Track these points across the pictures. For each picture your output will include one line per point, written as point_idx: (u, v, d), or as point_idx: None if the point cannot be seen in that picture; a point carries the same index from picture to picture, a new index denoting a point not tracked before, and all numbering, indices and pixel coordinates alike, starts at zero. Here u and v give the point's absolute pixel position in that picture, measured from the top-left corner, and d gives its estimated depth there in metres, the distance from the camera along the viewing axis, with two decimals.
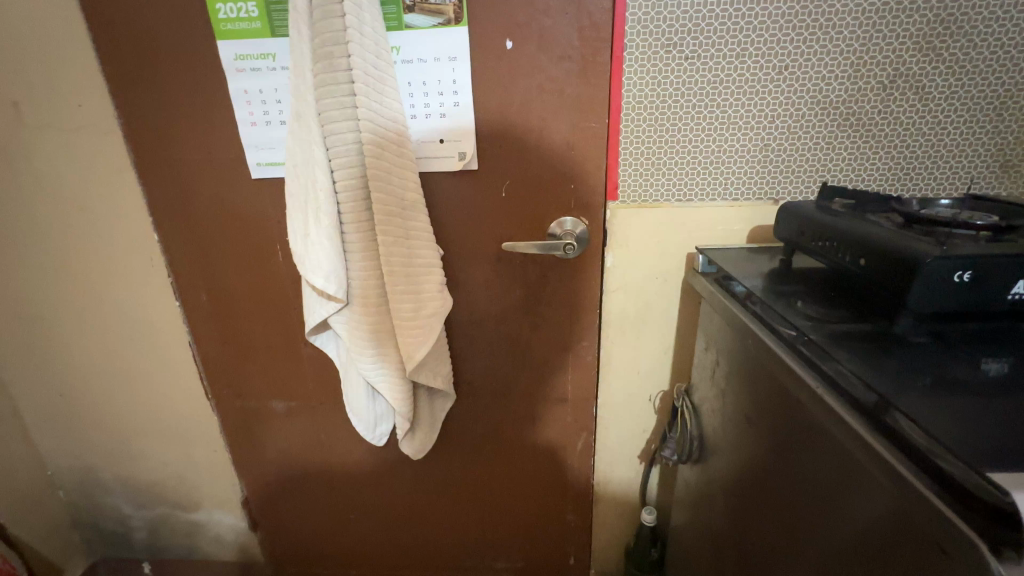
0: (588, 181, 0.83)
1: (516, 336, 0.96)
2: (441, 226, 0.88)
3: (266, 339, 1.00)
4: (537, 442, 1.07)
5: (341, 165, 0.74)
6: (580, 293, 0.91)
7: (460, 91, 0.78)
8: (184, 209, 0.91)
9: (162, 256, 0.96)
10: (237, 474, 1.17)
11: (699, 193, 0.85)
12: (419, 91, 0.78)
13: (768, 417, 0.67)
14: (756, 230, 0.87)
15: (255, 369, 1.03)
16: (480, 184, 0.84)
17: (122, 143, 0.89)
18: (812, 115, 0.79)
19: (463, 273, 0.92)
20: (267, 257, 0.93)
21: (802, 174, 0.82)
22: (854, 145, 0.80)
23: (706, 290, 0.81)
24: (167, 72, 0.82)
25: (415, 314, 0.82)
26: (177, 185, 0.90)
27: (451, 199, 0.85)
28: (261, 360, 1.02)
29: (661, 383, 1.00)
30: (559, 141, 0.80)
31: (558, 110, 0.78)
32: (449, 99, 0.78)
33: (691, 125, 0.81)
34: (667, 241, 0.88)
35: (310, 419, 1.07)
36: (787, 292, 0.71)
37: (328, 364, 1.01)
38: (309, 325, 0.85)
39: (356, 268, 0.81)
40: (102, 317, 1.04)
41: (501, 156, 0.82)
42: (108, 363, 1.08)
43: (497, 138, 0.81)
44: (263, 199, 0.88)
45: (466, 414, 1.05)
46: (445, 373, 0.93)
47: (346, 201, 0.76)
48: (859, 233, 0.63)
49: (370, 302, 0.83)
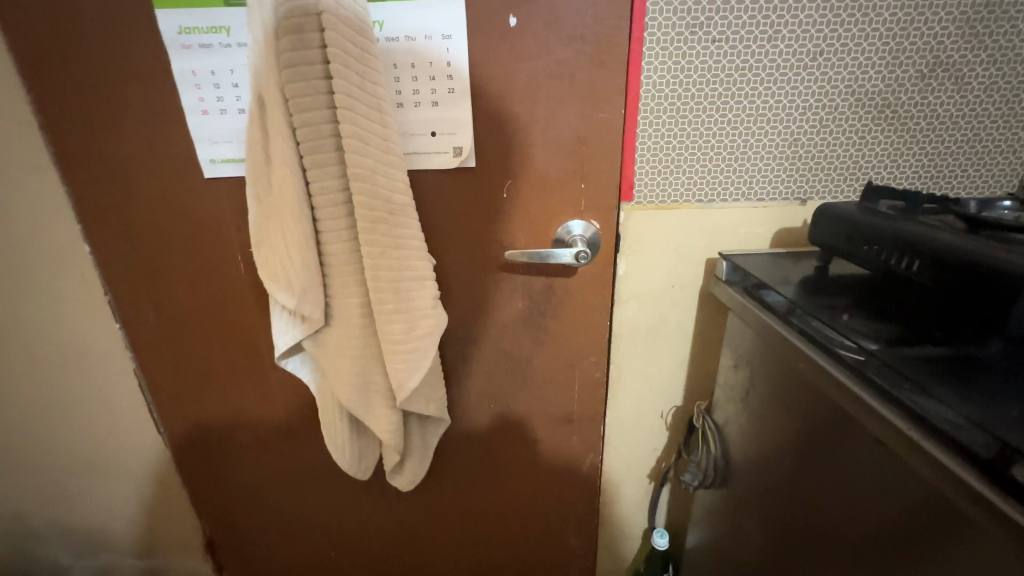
0: (601, 179, 0.73)
1: (518, 352, 0.86)
2: (435, 232, 0.77)
3: (228, 363, 0.87)
4: (539, 465, 0.97)
5: (316, 161, 0.62)
6: (588, 304, 0.82)
7: (454, 77, 0.67)
8: (123, 215, 0.76)
9: (97, 271, 0.81)
10: (197, 514, 1.03)
11: (722, 193, 0.77)
12: (407, 76, 0.67)
13: (817, 448, 0.60)
14: (781, 233, 0.79)
15: (216, 398, 0.90)
16: (480, 185, 0.73)
17: (39, 135, 0.73)
18: (846, 106, 0.72)
19: (457, 285, 0.81)
20: (227, 270, 0.79)
21: (833, 171, 0.75)
22: (889, 140, 0.74)
23: (734, 300, 0.74)
24: (92, 48, 0.67)
25: (407, 336, 0.70)
26: (113, 187, 0.75)
27: (447, 202, 0.74)
28: (223, 388, 0.89)
29: (675, 399, 0.93)
30: (569, 134, 0.70)
31: (567, 98, 0.68)
32: (440, 86, 0.67)
33: (716, 117, 0.73)
34: (684, 245, 0.80)
35: (283, 451, 0.94)
36: (832, 305, 0.64)
37: (300, 390, 0.89)
38: (280, 349, 0.73)
39: (336, 283, 0.68)
40: (25, 342, 0.88)
41: (503, 153, 0.71)
42: (32, 397, 0.92)
43: (499, 131, 0.70)
44: (220, 203, 0.75)
45: (460, 438, 0.94)
46: (438, 398, 0.82)
47: (325, 203, 0.64)
48: (925, 241, 0.56)
49: (351, 324, 0.70)
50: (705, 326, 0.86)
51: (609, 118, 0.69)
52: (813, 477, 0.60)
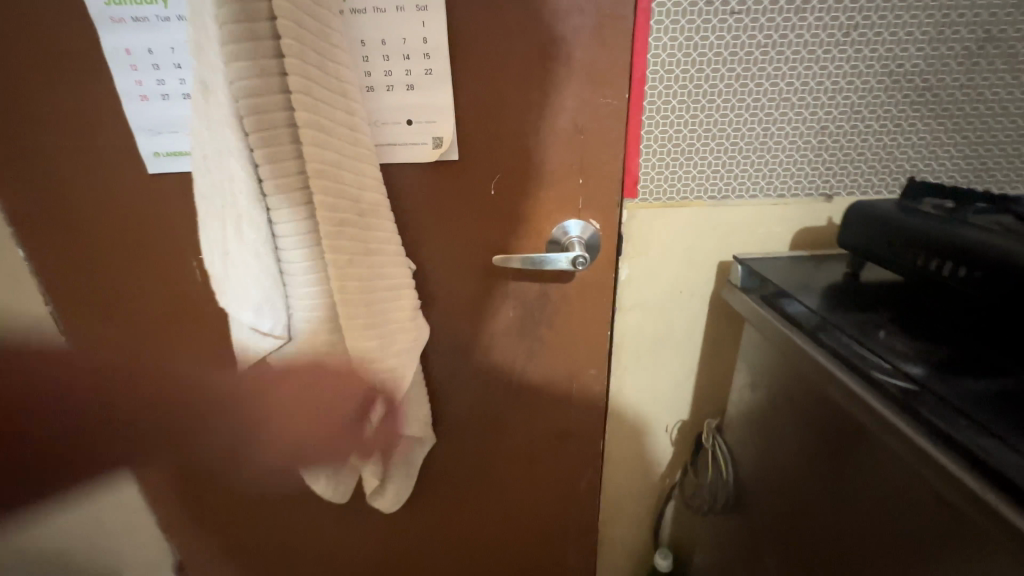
0: (603, 173, 0.63)
1: (510, 365, 0.78)
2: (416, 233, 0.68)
3: (190, 378, 0.78)
4: (534, 483, 0.90)
5: (267, 145, 0.52)
6: (587, 312, 0.73)
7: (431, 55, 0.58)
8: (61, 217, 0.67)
9: (37, 278, 0.72)
10: (166, 536, 0.95)
11: (738, 189, 0.68)
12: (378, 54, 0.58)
13: (849, 486, 0.52)
14: (803, 233, 0.71)
15: (179, 416, 0.82)
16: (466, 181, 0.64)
17: None
18: (881, 89, 0.63)
19: (441, 293, 0.72)
20: (182, 277, 0.71)
21: (863, 163, 0.67)
22: (928, 128, 0.65)
23: (751, 311, 0.66)
24: (9, 23, 0.57)
25: (382, 353, 0.62)
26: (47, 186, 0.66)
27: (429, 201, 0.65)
28: (187, 406, 0.81)
29: (683, 413, 0.85)
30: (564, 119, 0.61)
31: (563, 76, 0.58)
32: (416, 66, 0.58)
33: (733, 102, 0.64)
34: (694, 247, 0.71)
35: (255, 470, 0.87)
36: (867, 319, 0.56)
37: (271, 407, 0.81)
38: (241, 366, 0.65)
39: (299, 295, 0.60)
40: None
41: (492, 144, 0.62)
42: None
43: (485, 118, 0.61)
44: (167, 202, 0.65)
45: (448, 456, 0.87)
46: (421, 416, 0.74)
47: (280, 197, 0.55)
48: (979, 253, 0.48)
49: (318, 340, 0.62)
50: (716, 335, 0.78)
51: (611, 102, 0.60)
52: (843, 517, 0.53)
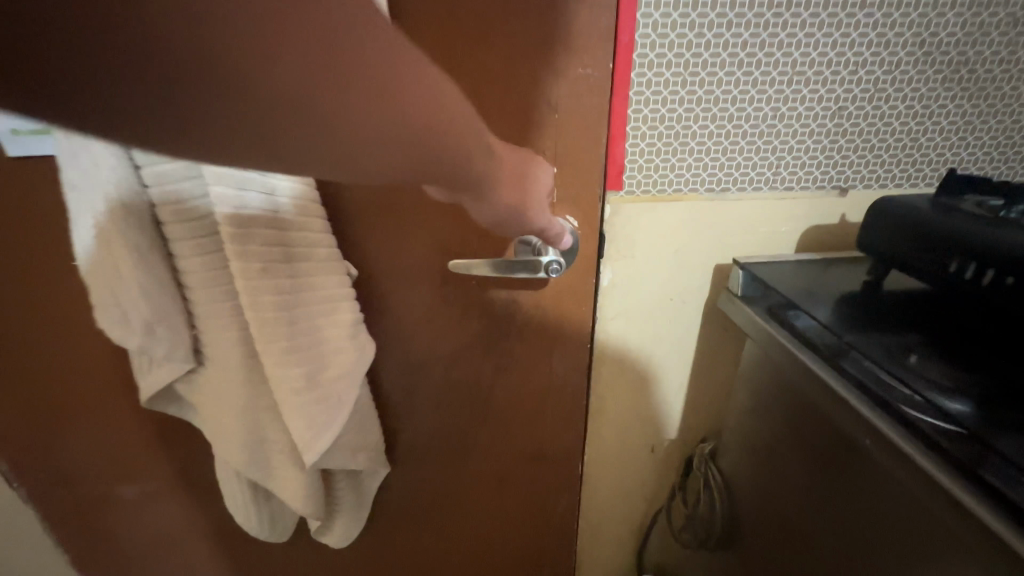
0: (583, 162, 0.51)
1: (475, 382, 0.67)
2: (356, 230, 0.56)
3: (91, 402, 0.65)
4: (506, 517, 0.78)
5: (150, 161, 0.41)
6: (564, 323, 0.63)
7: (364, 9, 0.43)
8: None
9: None
10: None
11: (740, 179, 0.58)
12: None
13: (873, 544, 0.43)
14: (811, 232, 0.61)
15: (81, 448, 0.68)
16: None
17: None
18: (910, 63, 0.54)
19: (390, 301, 0.61)
20: (68, 283, 0.57)
21: (884, 151, 0.58)
22: (957, 110, 0.56)
23: (753, 325, 0.56)
24: None
25: (310, 383, 0.50)
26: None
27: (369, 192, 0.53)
28: (88, 436, 0.67)
29: (670, 432, 0.76)
30: (535, 94, 0.48)
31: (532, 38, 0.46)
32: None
33: (738, 76, 0.53)
34: (687, 248, 0.61)
35: (181, 503, 0.74)
36: (895, 340, 0.46)
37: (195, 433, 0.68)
38: (148, 394, 0.54)
39: (201, 313, 0.47)
40: None
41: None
42: None
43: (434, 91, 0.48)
44: (40, 191, 0.52)
45: (406, 487, 0.75)
46: (369, 445, 0.63)
47: (172, 222, 0.43)
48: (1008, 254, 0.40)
49: (229, 368, 0.50)
50: (709, 347, 0.68)
51: (593, 73, 0.48)
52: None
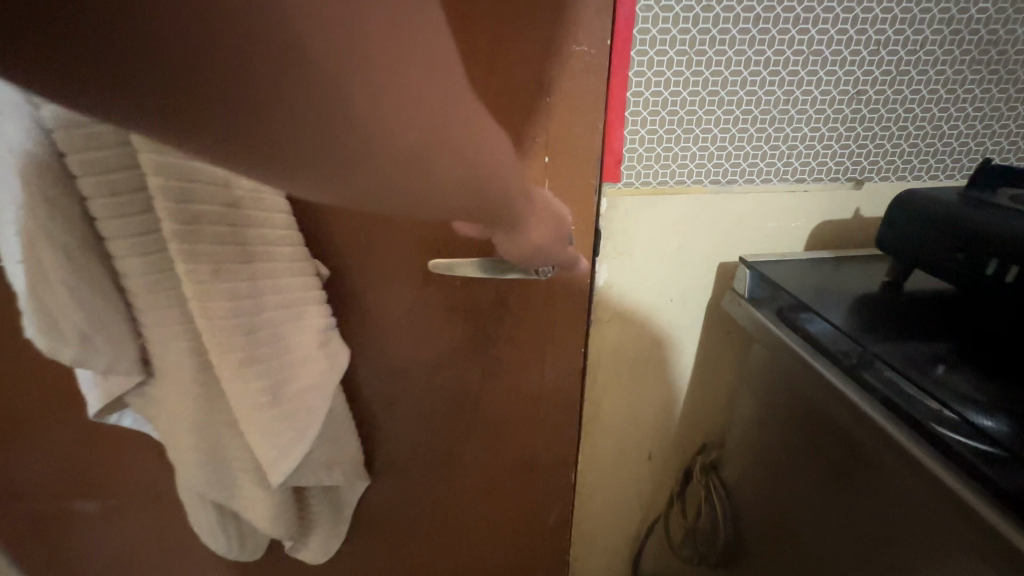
0: (576, 153, 0.46)
1: (461, 390, 0.62)
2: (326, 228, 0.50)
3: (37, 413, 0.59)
4: (494, 529, 0.74)
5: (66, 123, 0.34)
6: (556, 326, 0.58)
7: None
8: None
9: None
10: None
11: (748, 170, 0.53)
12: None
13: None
14: (822, 228, 0.57)
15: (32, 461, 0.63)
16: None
17: None
18: (934, 42, 0.49)
19: (367, 303, 0.56)
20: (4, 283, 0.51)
21: (903, 139, 0.53)
22: (983, 95, 0.52)
23: (762, 329, 0.51)
24: None
25: (272, 397, 0.45)
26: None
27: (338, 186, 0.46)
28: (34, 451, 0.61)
29: (669, 439, 0.71)
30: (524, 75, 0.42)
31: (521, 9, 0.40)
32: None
33: (749, 56, 0.48)
34: (689, 245, 0.57)
35: (144, 520, 0.69)
36: (920, 348, 0.42)
37: (156, 446, 0.63)
38: (94, 409, 0.48)
39: (147, 320, 0.42)
40: None
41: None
42: None
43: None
44: None
45: (387, 500, 0.70)
46: (344, 459, 0.58)
47: (95, 198, 0.37)
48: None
49: (182, 381, 0.45)
50: (711, 350, 0.64)
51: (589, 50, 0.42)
52: None
